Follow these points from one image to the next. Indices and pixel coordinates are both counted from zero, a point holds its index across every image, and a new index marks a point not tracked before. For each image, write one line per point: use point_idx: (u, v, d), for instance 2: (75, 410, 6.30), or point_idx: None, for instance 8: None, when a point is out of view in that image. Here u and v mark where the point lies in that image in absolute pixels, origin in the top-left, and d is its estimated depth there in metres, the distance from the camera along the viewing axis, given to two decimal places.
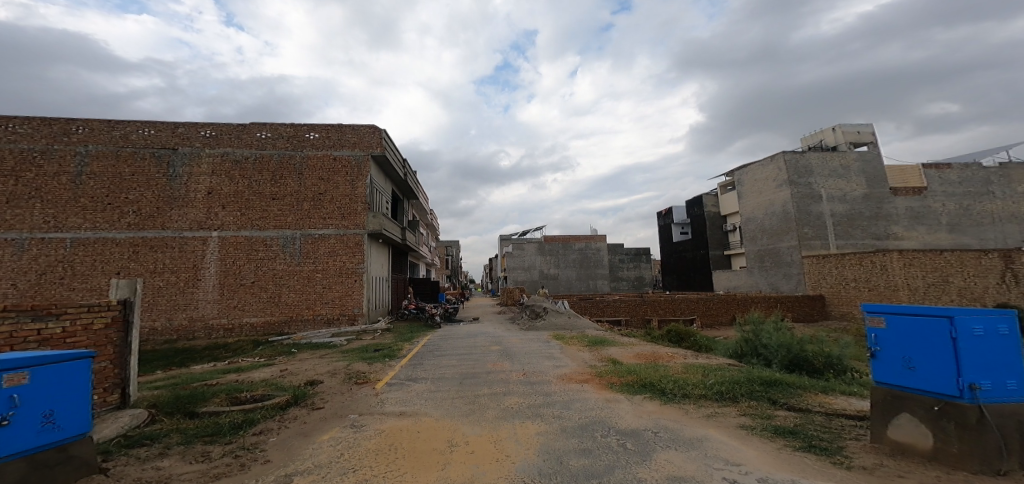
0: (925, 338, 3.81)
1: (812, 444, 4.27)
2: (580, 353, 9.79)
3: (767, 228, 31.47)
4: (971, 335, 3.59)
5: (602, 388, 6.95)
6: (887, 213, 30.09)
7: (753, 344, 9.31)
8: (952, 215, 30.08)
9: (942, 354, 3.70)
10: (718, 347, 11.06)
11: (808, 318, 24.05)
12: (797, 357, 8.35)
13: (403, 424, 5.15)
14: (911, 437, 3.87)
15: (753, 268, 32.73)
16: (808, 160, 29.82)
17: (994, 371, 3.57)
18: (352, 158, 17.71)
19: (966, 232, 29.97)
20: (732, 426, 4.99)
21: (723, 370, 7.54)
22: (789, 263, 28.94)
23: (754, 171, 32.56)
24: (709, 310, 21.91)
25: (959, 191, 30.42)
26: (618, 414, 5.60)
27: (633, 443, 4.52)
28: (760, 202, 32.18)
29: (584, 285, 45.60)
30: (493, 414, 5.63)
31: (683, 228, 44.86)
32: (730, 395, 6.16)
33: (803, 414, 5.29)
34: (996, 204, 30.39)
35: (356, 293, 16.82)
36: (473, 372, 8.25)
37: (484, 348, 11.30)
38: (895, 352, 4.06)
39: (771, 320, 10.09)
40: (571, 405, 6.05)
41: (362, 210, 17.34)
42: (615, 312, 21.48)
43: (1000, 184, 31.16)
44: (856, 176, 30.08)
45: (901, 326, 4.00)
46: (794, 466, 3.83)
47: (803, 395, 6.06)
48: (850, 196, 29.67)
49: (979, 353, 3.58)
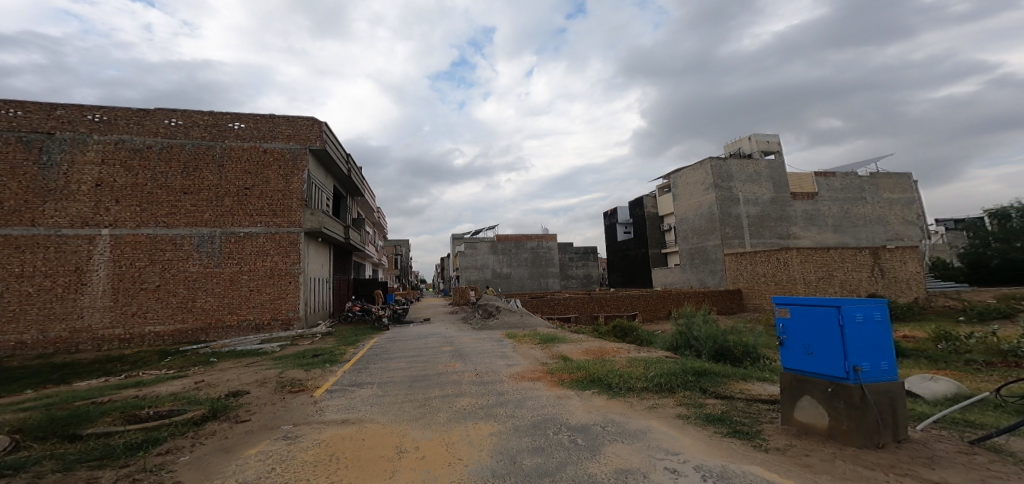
0: (820, 325, 4.23)
1: (737, 430, 4.59)
2: (533, 350, 9.92)
3: (697, 228, 33.83)
4: (854, 322, 4.02)
5: (554, 385, 7.05)
6: (789, 214, 33.39)
7: (686, 336, 9.85)
8: (837, 217, 34.13)
9: (833, 341, 4.11)
10: (657, 341, 11.61)
11: (729, 311, 25.96)
12: (722, 347, 8.99)
13: (345, 431, 4.90)
14: (812, 417, 4.27)
15: (686, 265, 35.00)
16: (730, 166, 32.38)
17: (871, 354, 4.03)
18: (286, 151, 16.65)
19: (847, 232, 34.13)
20: (672, 417, 5.25)
21: (661, 363, 7.93)
22: (715, 260, 31.76)
23: (687, 174, 34.83)
24: (649, 305, 23.04)
25: (842, 197, 34.53)
26: (567, 410, 5.70)
27: (583, 439, 4.61)
28: (691, 204, 34.45)
29: (536, 284, 46.22)
30: (446, 416, 5.51)
31: (626, 228, 46.83)
32: (668, 385, 6.48)
33: (728, 401, 5.69)
34: (870, 208, 34.96)
35: (290, 296, 15.80)
36: (424, 374, 8.03)
37: (436, 349, 11.08)
38: (798, 340, 4.48)
39: (703, 312, 10.75)
40: (525, 403, 6.09)
41: (297, 208, 16.36)
42: (565, 309, 21.94)
43: (879, 190, 35.78)
44: (767, 182, 33.06)
45: (803, 315, 4.40)
46: (723, 452, 4.09)
47: (728, 383, 6.52)
48: (761, 199, 32.65)
49: (860, 339, 4.03)
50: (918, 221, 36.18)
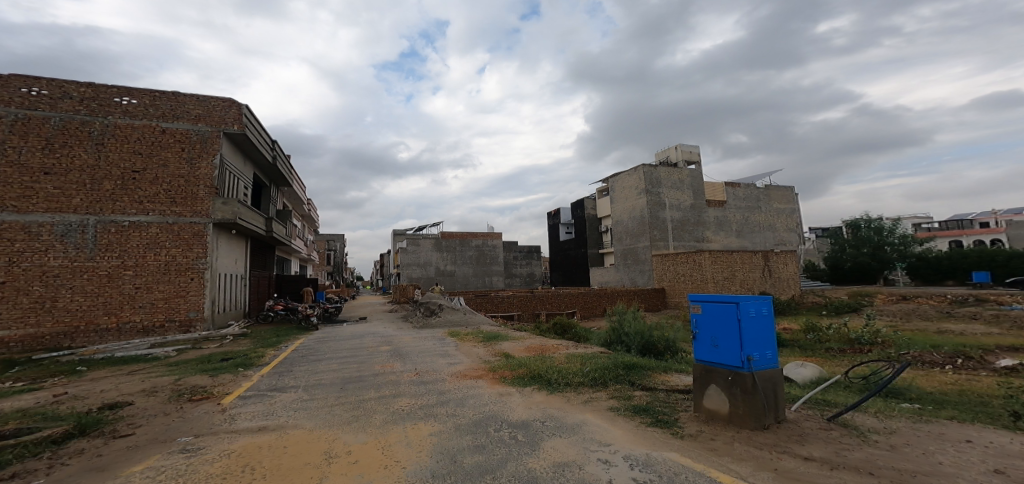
0: (722, 320, 4.68)
1: (659, 419, 4.91)
2: (475, 349, 9.88)
3: (630, 230, 35.70)
4: (749, 317, 4.51)
5: (495, 383, 7.08)
6: (705, 220, 36.21)
7: (618, 332, 10.34)
8: (739, 223, 37.74)
9: (732, 334, 4.56)
10: (593, 337, 12.10)
11: (655, 308, 27.47)
12: (648, 342, 9.58)
13: (265, 438, 4.61)
14: (717, 404, 4.67)
15: (619, 265, 36.83)
16: (659, 173, 34.56)
17: (760, 345, 4.55)
18: (193, 133, 15.22)
19: (746, 238, 37.82)
20: (604, 409, 5.50)
21: (596, 358, 8.29)
22: (644, 261, 33.88)
23: (622, 179, 36.56)
24: (587, 303, 23.92)
25: (744, 205, 38.29)
26: (507, 407, 5.75)
27: (523, 435, 4.68)
28: (625, 207, 36.25)
29: (480, 282, 46.10)
30: (381, 418, 5.32)
31: (568, 228, 48.09)
32: (602, 380, 6.78)
33: (652, 393, 6.08)
34: (769, 216, 39.34)
35: (191, 294, 14.39)
36: (359, 375, 7.71)
37: (372, 349, 10.69)
38: (706, 334, 4.89)
39: (633, 309, 11.37)
40: (466, 402, 6.03)
41: (206, 196, 15.00)
42: (508, 307, 22.10)
43: (779, 200, 40.37)
44: (689, 189, 35.67)
45: (710, 311, 4.83)
46: (646, 440, 4.37)
47: (652, 376, 6.97)
48: (683, 205, 35.22)
49: (753, 332, 4.52)
50: (797, 229, 41.34)
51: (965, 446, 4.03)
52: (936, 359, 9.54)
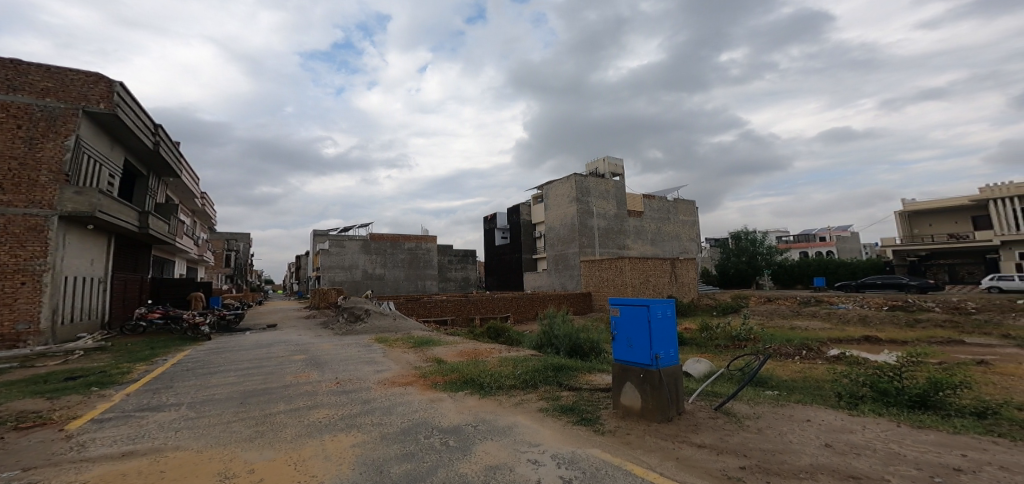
0: (635, 321, 5.01)
1: (583, 417, 5.12)
2: (406, 355, 9.58)
3: (561, 236, 36.95)
4: (658, 317, 4.90)
5: (426, 389, 6.92)
6: (628, 229, 38.65)
7: (548, 335, 10.62)
8: (654, 233, 40.80)
9: (643, 334, 4.90)
10: (526, 340, 12.28)
11: (584, 311, 28.51)
12: (575, 343, 9.96)
13: (134, 464, 4.07)
14: (631, 400, 4.98)
15: (551, 270, 37.87)
16: (588, 183, 36.23)
17: (665, 344, 4.97)
18: (40, 109, 12.68)
19: (660, 246, 41.00)
20: (534, 410, 5.61)
21: (527, 360, 8.44)
22: (573, 266, 35.27)
23: (555, 187, 37.72)
24: (520, 307, 24.31)
25: (657, 216, 41.52)
26: (440, 412, 5.66)
27: (454, 440, 4.62)
28: (557, 214, 37.45)
29: (411, 285, 44.95)
30: (293, 432, 4.96)
31: (503, 233, 48.41)
32: (532, 382, 6.90)
33: (577, 392, 6.33)
34: (678, 227, 43.15)
35: (24, 302, 11.72)
36: (266, 387, 7.12)
37: (284, 358, 9.91)
38: (622, 335, 5.20)
39: (563, 312, 11.76)
40: (394, 409, 5.83)
41: (51, 183, 12.45)
42: (441, 311, 21.64)
43: (686, 213, 44.41)
44: (613, 200, 37.77)
45: (626, 313, 5.14)
46: (572, 438, 4.55)
47: (578, 376, 7.25)
48: (609, 214, 37.22)
49: (660, 332, 4.92)
50: (699, 239, 45.65)
51: (806, 424, 4.68)
52: (788, 350, 11.05)
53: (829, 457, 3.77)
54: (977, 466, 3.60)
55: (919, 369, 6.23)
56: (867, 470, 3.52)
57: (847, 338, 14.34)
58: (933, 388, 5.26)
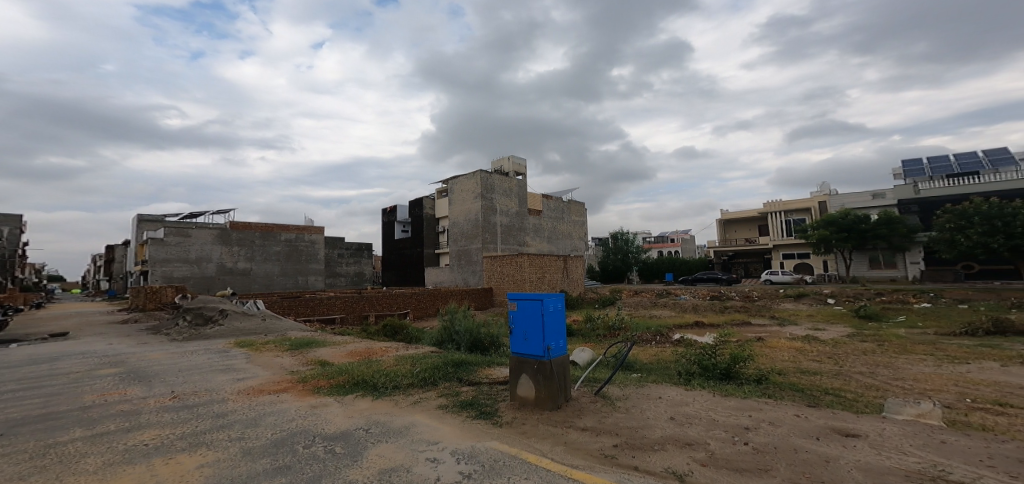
0: (529, 315, 5.18)
1: (483, 411, 5.19)
2: (278, 359, 8.74)
3: (464, 231, 36.97)
4: (550, 310, 5.14)
5: (306, 395, 6.37)
6: (527, 226, 39.96)
7: (450, 331, 10.54)
8: (550, 231, 42.99)
9: (538, 328, 5.10)
10: (425, 337, 12.02)
11: (484, 305, 28.56)
12: (476, 338, 10.03)
13: None
14: (527, 391, 5.16)
15: (454, 265, 37.69)
16: (493, 180, 36.74)
17: (557, 336, 5.24)
18: None
19: (555, 243, 43.35)
20: (433, 408, 5.51)
21: (426, 358, 8.25)
22: (476, 262, 35.61)
23: (460, 182, 37.48)
24: (419, 303, 23.71)
25: (553, 216, 43.77)
26: (324, 419, 5.24)
27: (341, 446, 4.32)
28: (461, 210, 37.32)
29: (289, 282, 41.16)
30: (104, 460, 4.14)
31: (404, 227, 46.69)
32: (432, 379, 6.79)
33: (477, 386, 6.38)
34: (569, 225, 45.98)
35: None
36: (56, 412, 5.88)
37: (81, 375, 8.24)
38: (518, 329, 5.34)
39: (464, 308, 11.75)
40: (262, 420, 5.26)
41: None
42: (328, 309, 19.95)
43: (577, 213, 47.48)
44: (515, 198, 38.84)
45: (522, 308, 5.28)
46: (471, 433, 4.57)
47: (478, 371, 7.32)
48: (510, 212, 38.13)
49: (552, 324, 5.18)
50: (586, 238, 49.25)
51: (659, 401, 5.33)
52: (647, 336, 12.50)
53: (670, 428, 4.34)
54: (757, 423, 4.44)
55: (725, 346, 7.59)
56: (696, 436, 4.11)
57: (683, 324, 16.73)
58: (732, 361, 6.42)
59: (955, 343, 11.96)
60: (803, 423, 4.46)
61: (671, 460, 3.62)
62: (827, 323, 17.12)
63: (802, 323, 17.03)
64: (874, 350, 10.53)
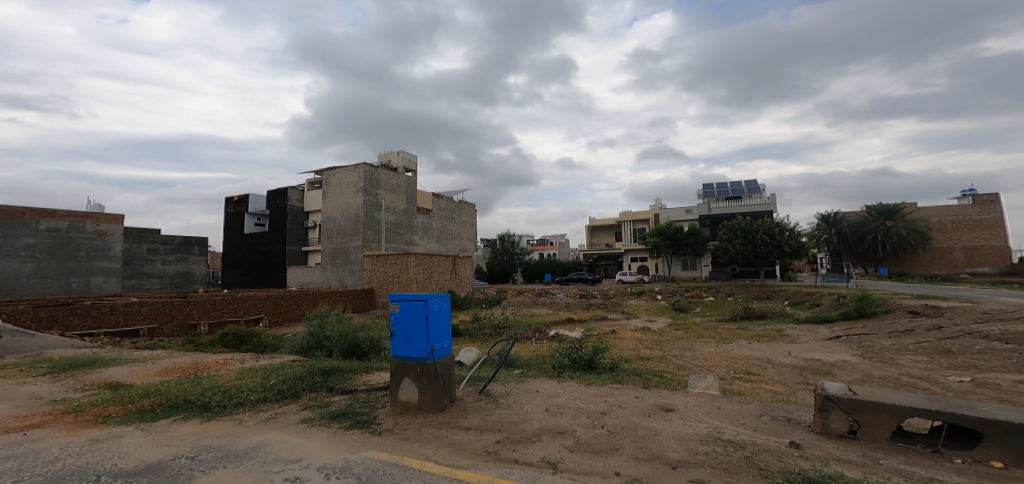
0: (413, 317, 4.95)
1: (357, 420, 4.82)
2: (41, 386, 6.82)
3: (341, 228, 34.32)
4: (435, 311, 4.98)
5: (80, 426, 4.99)
6: (414, 225, 38.73)
7: (318, 337, 9.63)
8: (439, 230, 42.40)
9: (422, 329, 4.91)
10: (284, 345, 10.81)
11: (363, 309, 26.59)
12: (352, 343, 9.33)
13: None
14: (409, 395, 4.96)
15: (326, 265, 34.71)
16: (379, 175, 34.85)
17: (442, 336, 5.11)
18: None
19: (444, 243, 42.92)
20: (293, 423, 4.94)
21: (285, 368, 7.37)
22: (353, 261, 33.22)
23: (339, 174, 34.68)
24: (280, 308, 20.85)
25: (443, 215, 43.26)
26: (119, 452, 4.21)
27: (153, 481, 3.57)
28: (339, 204, 34.59)
29: (60, 285, 29.16)
30: None
31: (258, 220, 41.47)
32: (292, 391, 6.09)
33: (351, 395, 5.93)
34: (458, 225, 45.62)
35: None
36: None
37: None
38: (401, 331, 5.08)
39: (337, 311, 10.80)
40: (13, 462, 3.96)
41: None
42: (129, 319, 14.84)
43: (466, 213, 47.55)
44: (404, 195, 37.45)
45: (405, 309, 5.01)
46: (343, 444, 4.21)
47: (352, 378, 6.82)
48: (397, 209, 36.65)
49: (437, 325, 5.04)
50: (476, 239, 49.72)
51: (537, 394, 5.59)
52: (528, 334, 13.06)
53: (543, 419, 4.56)
54: (610, 406, 4.93)
55: (589, 341, 8.30)
56: (564, 424, 4.41)
57: (558, 321, 17.95)
58: (595, 352, 7.11)
59: (726, 327, 15.33)
60: (638, 402, 5.10)
61: (546, 450, 3.79)
62: (657, 315, 20.18)
63: (642, 316, 19.77)
64: (684, 336, 12.78)
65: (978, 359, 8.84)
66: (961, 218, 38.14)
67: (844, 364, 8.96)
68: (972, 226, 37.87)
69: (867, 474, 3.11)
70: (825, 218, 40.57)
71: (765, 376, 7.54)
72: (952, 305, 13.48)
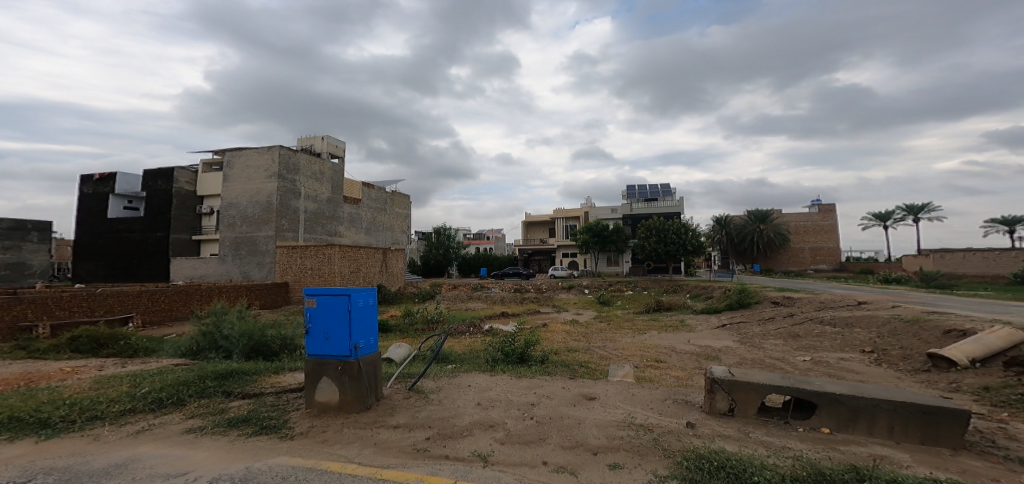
0: (333, 313, 4.62)
1: (263, 425, 4.40)
2: None
3: (247, 215, 31.13)
4: (359, 306, 4.70)
5: None
6: (339, 215, 36.50)
7: (213, 337, 8.61)
8: (369, 221, 40.41)
9: (343, 326, 4.60)
10: (163, 348, 9.51)
11: (274, 304, 24.21)
12: (258, 343, 8.52)
13: None
14: (327, 395, 4.65)
15: (226, 256, 31.18)
16: (298, 159, 32.22)
17: (366, 333, 4.84)
18: None
19: (373, 235, 41.01)
20: (176, 434, 4.36)
21: (165, 374, 6.49)
22: (263, 252, 30.11)
23: (248, 156, 31.41)
24: (159, 307, 17.90)
25: (374, 206, 41.27)
26: None
27: None
28: (245, 189, 31.32)
29: None
30: None
31: (129, 202, 35.98)
32: (173, 399, 5.38)
33: (255, 399, 5.40)
34: (388, 217, 43.66)
35: None
36: None
37: None
38: (318, 327, 4.72)
39: (236, 308, 9.72)
40: None
41: None
42: None
43: (399, 204, 45.91)
44: (327, 183, 35.11)
45: (323, 304, 4.66)
46: (243, 453, 3.81)
47: (256, 380, 6.22)
48: (320, 198, 34.26)
49: (362, 321, 4.76)
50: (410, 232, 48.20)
51: (469, 388, 5.54)
52: (461, 328, 12.96)
53: (474, 413, 4.54)
54: (539, 398, 5.05)
55: (522, 334, 8.42)
56: (498, 417, 4.41)
57: (493, 315, 18.13)
58: (527, 345, 7.25)
59: (642, 318, 16.70)
60: (564, 393, 5.27)
61: (477, 444, 3.77)
62: (584, 308, 21.23)
63: (570, 309, 20.73)
64: (607, 328, 13.58)
65: (816, 340, 10.48)
66: (808, 223, 46.04)
67: (726, 349, 10.11)
68: (816, 230, 45.97)
69: (742, 448, 3.52)
70: (719, 220, 45.68)
71: (671, 363, 8.27)
72: (799, 295, 16.29)
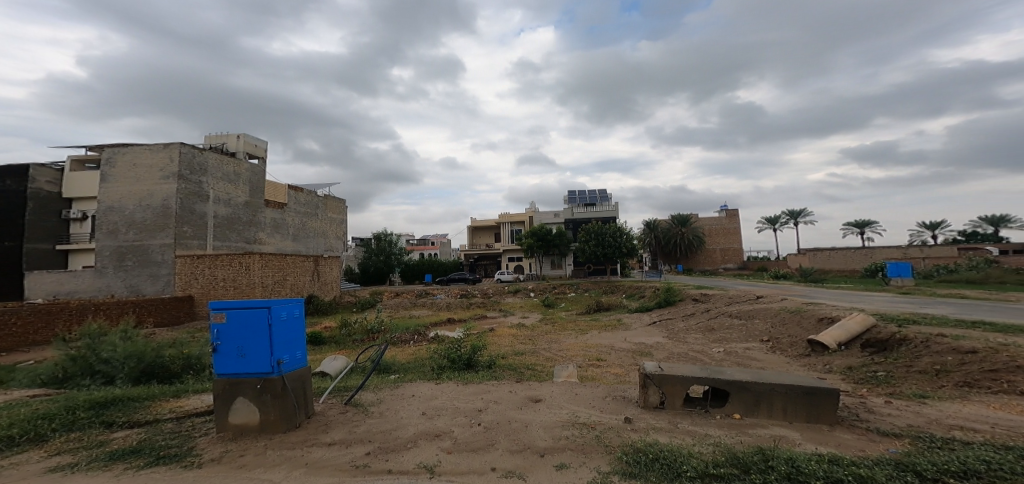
0: (250, 327, 4.17)
1: (160, 456, 3.85)
2: None
3: (134, 221, 27.20)
4: (280, 319, 4.29)
5: None
6: (257, 220, 33.49)
7: (87, 362, 7.32)
8: (296, 227, 37.55)
9: (261, 341, 4.18)
10: (16, 379, 7.93)
11: (173, 321, 21.16)
12: (151, 366, 7.47)
13: None
14: (245, 417, 4.20)
15: (106, 268, 26.88)
16: (204, 159, 29.02)
17: (290, 347, 4.44)
18: None
19: (301, 241, 38.10)
20: (36, 475, 3.66)
21: (22, 407, 5.42)
22: (159, 263, 26.18)
23: (136, 154, 27.54)
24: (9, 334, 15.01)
25: (302, 210, 38.45)
26: None
27: None
28: (132, 190, 27.38)
29: None
30: None
31: None
32: (30, 435, 4.50)
33: (149, 427, 4.72)
34: (319, 222, 40.85)
35: None
36: None
37: None
38: (231, 343, 4.24)
39: (119, 329, 8.39)
40: None
41: None
42: None
43: (334, 209, 43.28)
44: (242, 185, 32.13)
45: (236, 318, 4.19)
46: None
47: (150, 406, 5.43)
48: (234, 201, 31.19)
49: (284, 334, 4.36)
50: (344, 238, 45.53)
51: (413, 398, 5.33)
52: (405, 337, 12.46)
53: (418, 424, 4.37)
54: (486, 404, 5.00)
55: (467, 340, 8.28)
56: (446, 426, 4.30)
57: (438, 322, 17.67)
58: (473, 351, 7.14)
59: (583, 318, 17.34)
60: (510, 397, 5.28)
61: (422, 455, 3.63)
62: (529, 311, 21.54)
63: (515, 313, 20.92)
64: (551, 330, 13.87)
65: (726, 333, 11.57)
66: (717, 226, 51.07)
67: (657, 344, 10.80)
68: (724, 232, 51.10)
69: (672, 439, 3.76)
70: (648, 223, 49.01)
71: (610, 361, 8.64)
72: (713, 292, 17.98)
